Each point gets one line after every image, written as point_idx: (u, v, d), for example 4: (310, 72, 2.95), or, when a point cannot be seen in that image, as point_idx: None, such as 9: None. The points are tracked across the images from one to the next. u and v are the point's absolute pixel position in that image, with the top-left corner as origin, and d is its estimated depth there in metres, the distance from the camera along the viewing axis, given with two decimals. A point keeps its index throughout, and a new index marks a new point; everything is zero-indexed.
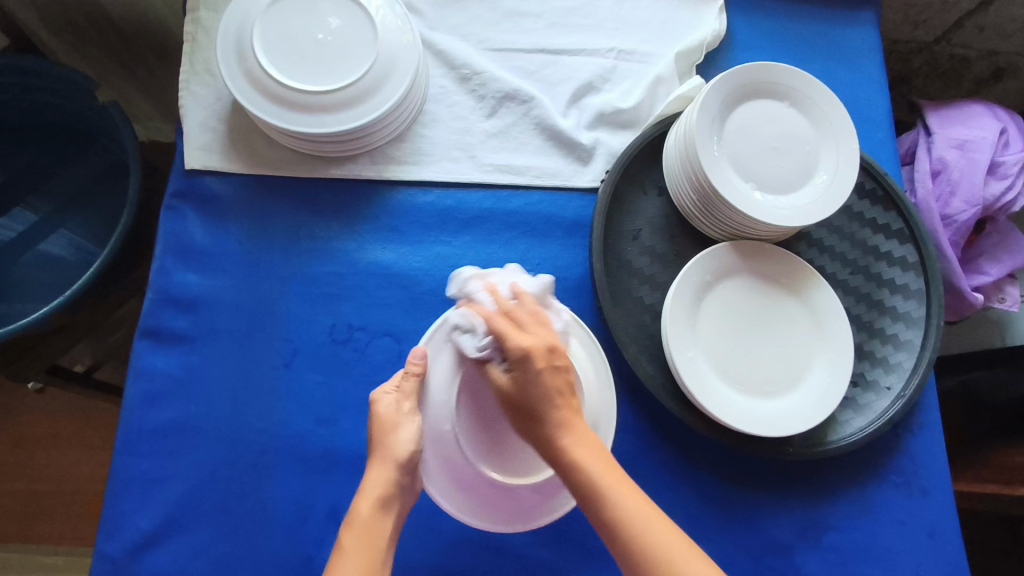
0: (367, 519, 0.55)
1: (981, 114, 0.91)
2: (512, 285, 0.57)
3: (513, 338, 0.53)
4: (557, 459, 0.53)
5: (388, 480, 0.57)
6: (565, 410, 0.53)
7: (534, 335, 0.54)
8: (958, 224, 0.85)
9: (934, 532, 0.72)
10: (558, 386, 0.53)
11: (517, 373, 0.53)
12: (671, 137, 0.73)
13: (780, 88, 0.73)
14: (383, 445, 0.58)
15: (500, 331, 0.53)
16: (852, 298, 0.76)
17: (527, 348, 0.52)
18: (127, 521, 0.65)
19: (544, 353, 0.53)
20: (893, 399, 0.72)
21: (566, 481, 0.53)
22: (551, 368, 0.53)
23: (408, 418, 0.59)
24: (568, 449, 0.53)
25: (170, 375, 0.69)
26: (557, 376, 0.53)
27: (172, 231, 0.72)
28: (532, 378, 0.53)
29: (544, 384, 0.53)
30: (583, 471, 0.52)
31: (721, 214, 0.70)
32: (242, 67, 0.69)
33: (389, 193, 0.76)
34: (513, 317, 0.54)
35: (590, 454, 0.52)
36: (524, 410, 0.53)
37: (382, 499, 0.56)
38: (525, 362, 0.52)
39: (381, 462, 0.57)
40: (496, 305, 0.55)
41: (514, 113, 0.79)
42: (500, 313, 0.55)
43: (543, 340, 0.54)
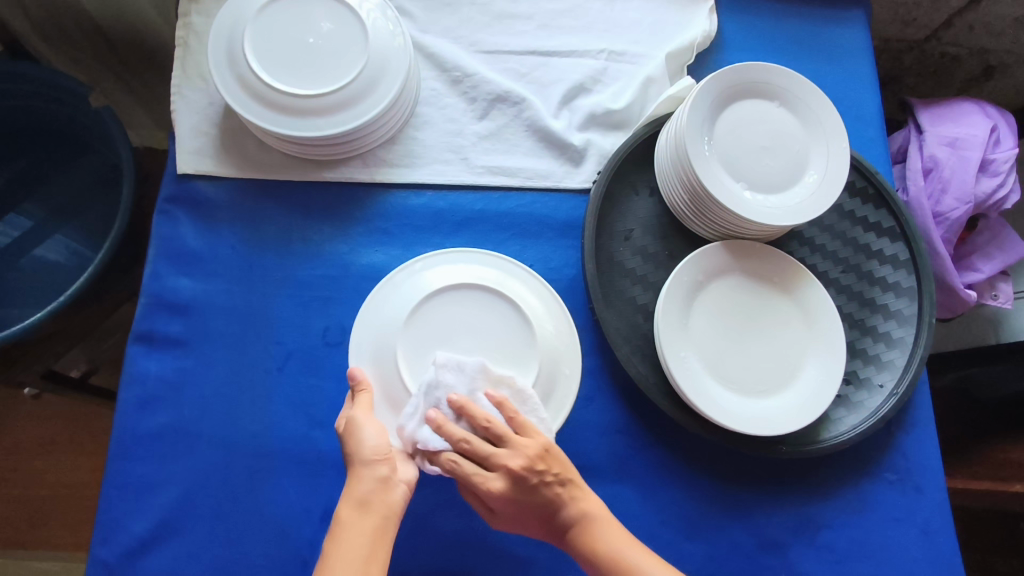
0: (346, 521, 0.53)
1: (971, 112, 0.91)
2: (450, 404, 0.56)
3: (483, 488, 0.55)
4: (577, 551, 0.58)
5: (362, 480, 0.55)
6: (566, 507, 0.58)
7: (501, 471, 0.56)
8: (950, 221, 0.86)
9: (928, 529, 0.72)
10: (549, 493, 0.57)
11: (504, 510, 0.57)
12: (663, 138, 0.74)
13: (771, 88, 0.73)
14: (349, 453, 0.57)
15: (468, 480, 0.56)
16: (844, 296, 0.76)
17: (499, 490, 0.55)
18: (121, 526, 0.65)
19: (518, 483, 0.56)
20: (886, 396, 0.73)
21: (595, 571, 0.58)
22: (535, 488, 0.56)
23: (367, 419, 0.58)
24: (585, 538, 0.58)
25: (163, 379, 0.69)
26: (542, 491, 0.57)
27: (165, 236, 0.73)
28: (518, 502, 0.56)
29: (533, 500, 0.57)
30: (611, 557, 0.57)
31: (712, 214, 0.70)
32: (234, 72, 0.69)
33: (382, 195, 0.76)
34: (474, 455, 0.56)
35: (610, 535, 0.58)
36: (532, 524, 0.59)
37: (363, 497, 0.54)
38: (510, 498, 0.56)
39: (353, 469, 0.56)
40: (453, 443, 0.55)
41: (505, 115, 0.80)
42: (460, 455, 0.56)
43: (510, 470, 0.55)
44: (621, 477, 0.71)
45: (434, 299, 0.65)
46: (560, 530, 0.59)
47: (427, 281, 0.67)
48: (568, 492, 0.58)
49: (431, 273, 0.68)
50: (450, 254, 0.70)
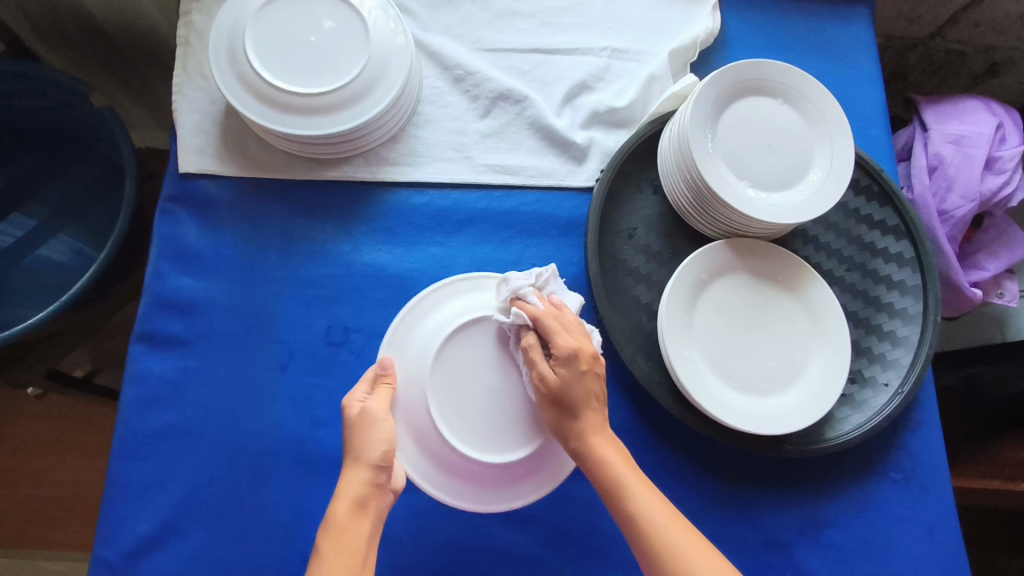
0: (342, 519, 0.53)
1: (976, 109, 0.91)
2: (552, 294, 0.64)
3: (561, 338, 0.59)
4: (589, 460, 0.59)
5: (363, 479, 0.55)
6: (599, 415, 0.60)
7: (579, 338, 0.60)
8: (955, 219, 0.85)
9: (934, 528, 0.71)
10: (595, 390, 0.60)
11: (562, 368, 0.58)
12: (666, 135, 0.73)
13: (775, 86, 0.73)
14: (354, 447, 0.56)
15: (550, 329, 0.59)
16: (849, 294, 0.76)
17: (575, 349, 0.59)
18: (123, 527, 0.64)
19: (589, 357, 0.59)
20: (891, 395, 0.72)
21: (598, 483, 0.59)
22: (592, 372, 0.60)
23: (380, 417, 0.57)
24: (601, 449, 0.59)
25: (165, 379, 0.69)
26: (596, 380, 0.60)
27: (167, 235, 0.72)
28: (577, 376, 0.58)
29: (585, 386, 0.59)
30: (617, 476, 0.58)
31: (715, 212, 0.70)
32: (235, 71, 0.69)
33: (383, 194, 0.76)
34: (561, 319, 0.61)
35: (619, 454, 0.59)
36: (564, 405, 0.59)
37: (360, 499, 0.54)
38: (573, 362, 0.58)
39: (353, 465, 0.55)
40: (545, 308, 0.61)
41: (508, 113, 0.79)
42: (550, 314, 0.61)
43: (589, 345, 0.60)
44: None
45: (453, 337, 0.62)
46: (586, 428, 0.59)
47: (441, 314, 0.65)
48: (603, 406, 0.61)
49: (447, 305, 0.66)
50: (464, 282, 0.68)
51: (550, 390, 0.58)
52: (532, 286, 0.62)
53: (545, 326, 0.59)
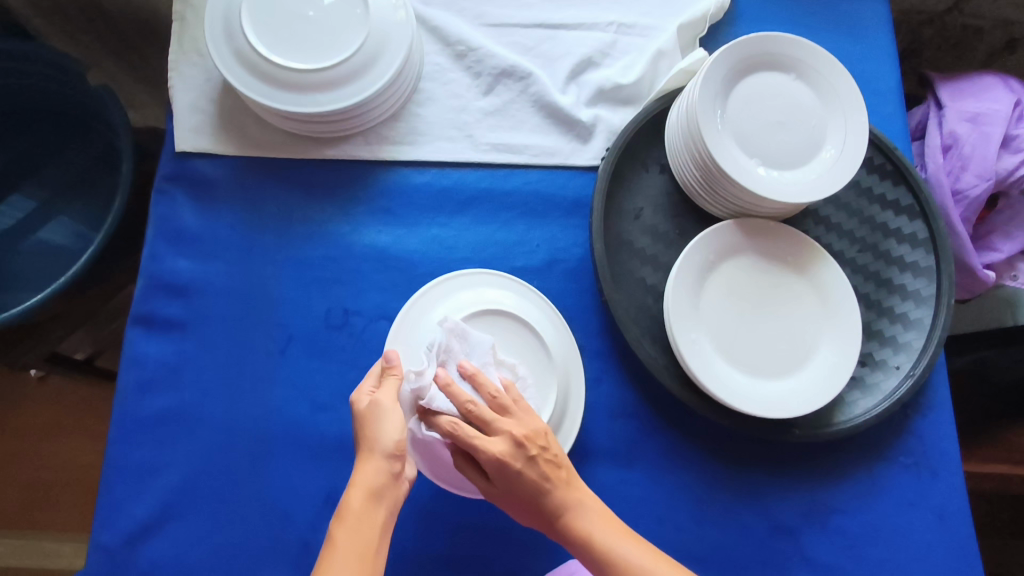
0: (359, 510, 0.51)
1: (993, 86, 0.88)
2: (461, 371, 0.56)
3: (482, 451, 0.54)
4: (564, 535, 0.56)
5: (379, 470, 0.53)
6: (557, 490, 0.56)
7: (502, 436, 0.54)
8: (969, 199, 0.83)
9: (944, 514, 0.70)
10: (542, 469, 0.55)
11: (497, 479, 0.55)
12: (674, 113, 0.71)
13: (787, 60, 0.70)
14: (368, 437, 0.54)
15: (470, 443, 0.54)
16: (860, 276, 0.74)
17: (499, 457, 0.53)
18: (123, 510, 0.64)
19: (517, 451, 0.54)
20: (902, 378, 0.71)
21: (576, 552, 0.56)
22: (530, 460, 0.55)
23: (391, 408, 0.55)
24: (569, 521, 0.56)
25: (163, 362, 0.68)
26: (537, 467, 0.55)
27: (163, 216, 0.71)
28: (514, 479, 0.54)
29: (525, 479, 0.55)
30: (591, 541, 0.55)
31: (723, 192, 0.68)
32: (231, 46, 0.67)
33: (384, 173, 0.74)
34: (477, 418, 0.54)
35: (590, 518, 0.56)
36: (520, 502, 0.56)
37: (377, 489, 0.52)
38: (502, 469, 0.54)
39: (369, 455, 0.54)
40: (459, 411, 0.55)
41: (511, 90, 0.77)
42: (463, 421, 0.54)
43: (512, 437, 0.54)
44: (630, 461, 0.69)
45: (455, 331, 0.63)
46: (553, 514, 0.56)
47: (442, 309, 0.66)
48: (561, 475, 0.57)
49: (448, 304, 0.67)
50: (463, 276, 0.69)
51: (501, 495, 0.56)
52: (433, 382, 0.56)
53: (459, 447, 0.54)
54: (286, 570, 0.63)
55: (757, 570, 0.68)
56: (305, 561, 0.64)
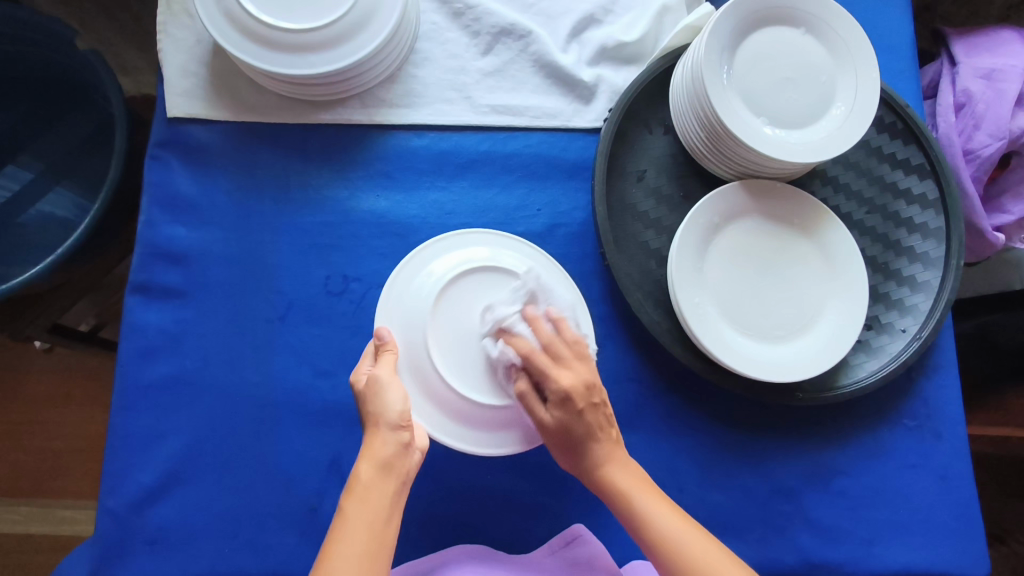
0: (368, 481, 0.51)
1: (1009, 41, 0.85)
2: (548, 308, 0.58)
3: (554, 380, 0.55)
4: (602, 485, 0.57)
5: (386, 441, 0.53)
6: (606, 444, 0.58)
7: (574, 373, 0.56)
8: (981, 159, 0.80)
9: (946, 475, 0.70)
10: (599, 418, 0.57)
11: (558, 411, 0.56)
12: (678, 71, 0.69)
13: (796, 14, 0.68)
14: (372, 413, 0.54)
15: (541, 369, 0.55)
16: (867, 239, 0.72)
17: (568, 391, 0.55)
18: (128, 477, 0.64)
19: (585, 392, 0.56)
20: (909, 341, 0.70)
21: (608, 501, 0.57)
22: (592, 406, 0.56)
23: (390, 380, 0.55)
24: (610, 474, 0.57)
25: (164, 330, 0.67)
26: (597, 412, 0.57)
27: (157, 183, 0.70)
28: (575, 417, 0.56)
29: (586, 424, 0.56)
30: (626, 496, 0.56)
31: (729, 152, 0.66)
32: (220, 5, 0.65)
33: (382, 137, 0.72)
34: (555, 351, 0.56)
35: (627, 476, 0.57)
36: (568, 443, 0.57)
37: (386, 459, 0.52)
38: (569, 403, 0.55)
39: (374, 429, 0.54)
40: (542, 339, 0.56)
41: (510, 50, 0.75)
42: (542, 349, 0.56)
43: (583, 378, 0.56)
44: (632, 425, 0.69)
45: (451, 288, 0.61)
46: (595, 464, 0.57)
47: (432, 273, 0.63)
48: (610, 430, 0.58)
49: (441, 262, 0.64)
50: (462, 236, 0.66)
51: (550, 434, 0.57)
52: (519, 313, 0.57)
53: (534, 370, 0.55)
54: (292, 534, 0.64)
55: (760, 532, 0.68)
56: (310, 525, 0.64)
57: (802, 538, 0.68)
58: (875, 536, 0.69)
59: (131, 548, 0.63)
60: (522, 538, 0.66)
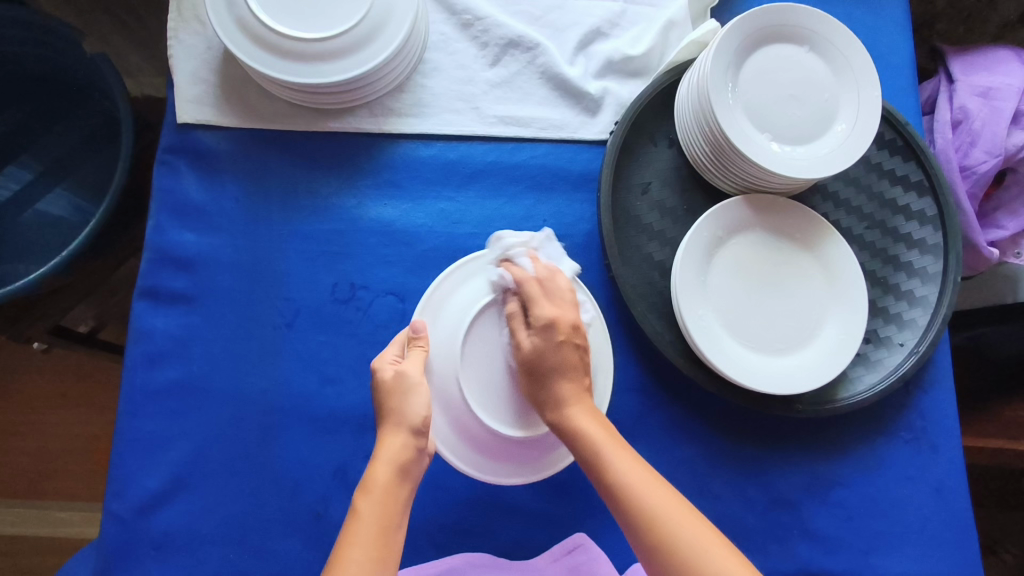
0: (383, 484, 0.51)
1: (1006, 60, 0.86)
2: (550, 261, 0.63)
3: (539, 307, 0.58)
4: (565, 430, 0.57)
5: (405, 446, 0.54)
6: (574, 385, 0.58)
7: (558, 309, 0.59)
8: (977, 175, 0.82)
9: (942, 487, 0.71)
10: (573, 357, 0.59)
11: (538, 338, 0.58)
12: (684, 85, 0.70)
13: (801, 32, 0.69)
14: (393, 411, 0.55)
15: (532, 295, 0.59)
16: (867, 254, 0.74)
17: (553, 318, 0.58)
18: (133, 482, 0.64)
19: (570, 328, 0.59)
20: (906, 355, 0.71)
21: (570, 448, 0.57)
22: (573, 343, 0.59)
23: (417, 381, 0.56)
24: (575, 417, 0.57)
25: (171, 336, 0.68)
26: (577, 353, 0.59)
27: (166, 188, 0.70)
28: (554, 346, 0.58)
29: (561, 357, 0.58)
30: (589, 441, 0.56)
31: (734, 167, 0.67)
32: (232, 14, 0.65)
33: (390, 146, 0.73)
34: (546, 285, 0.60)
35: (593, 423, 0.57)
36: (539, 373, 0.58)
37: (401, 464, 0.53)
38: (550, 330, 0.58)
39: (394, 429, 0.54)
40: (536, 270, 0.61)
41: (518, 62, 0.76)
42: (536, 279, 0.60)
43: (569, 316, 0.59)
44: (635, 435, 0.70)
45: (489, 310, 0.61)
46: (560, 399, 0.58)
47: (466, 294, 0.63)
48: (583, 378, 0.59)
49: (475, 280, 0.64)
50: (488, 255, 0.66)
51: (526, 360, 0.58)
52: (524, 248, 0.63)
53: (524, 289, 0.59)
54: (297, 540, 0.64)
55: (758, 542, 0.69)
56: (314, 532, 0.65)
57: (800, 548, 0.69)
58: (871, 547, 0.70)
59: (136, 553, 0.63)
60: (526, 546, 0.67)
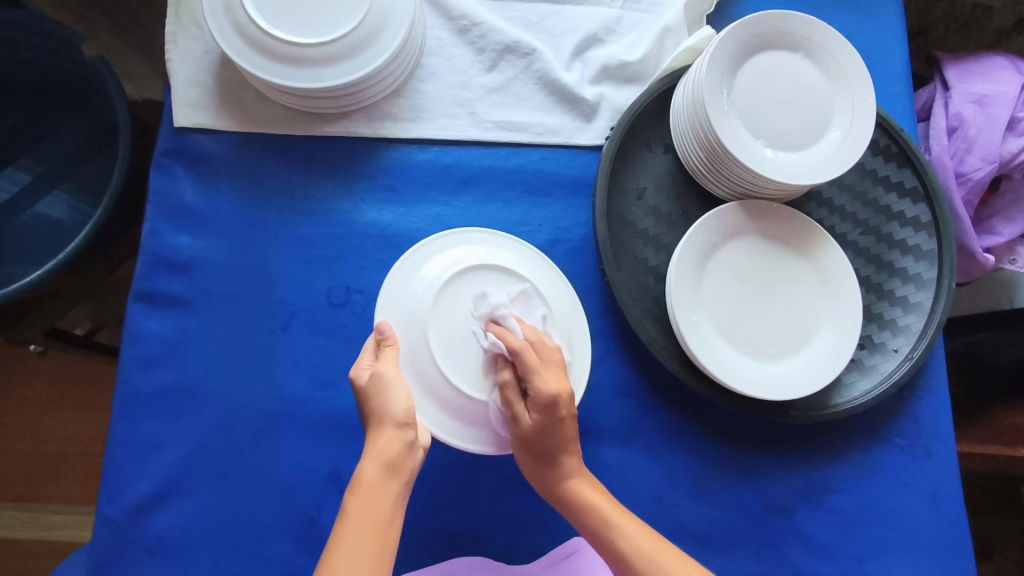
0: (372, 482, 0.51)
1: (1001, 68, 0.87)
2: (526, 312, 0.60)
3: (538, 380, 0.56)
4: (570, 501, 0.59)
5: (393, 441, 0.53)
6: (575, 459, 0.60)
7: (557, 378, 0.57)
8: (972, 182, 0.82)
9: (937, 494, 0.71)
10: (572, 429, 0.59)
11: (539, 415, 0.57)
12: (679, 92, 0.70)
13: (795, 40, 0.69)
14: (377, 410, 0.54)
15: (530, 369, 0.56)
16: (862, 259, 0.74)
17: (556, 394, 0.56)
18: (127, 485, 0.64)
19: (567, 400, 0.57)
20: (901, 361, 0.71)
21: (574, 520, 0.60)
22: (569, 414, 0.58)
23: (393, 379, 0.55)
24: (578, 490, 0.60)
25: (166, 339, 0.68)
26: (571, 426, 0.59)
27: (162, 191, 0.70)
28: (555, 422, 0.57)
29: (563, 432, 0.58)
30: (592, 511, 0.58)
31: (729, 173, 0.67)
32: (230, 18, 0.65)
33: (386, 150, 0.73)
34: (541, 352, 0.57)
35: (596, 496, 0.60)
36: (541, 447, 0.58)
37: (390, 460, 0.52)
38: (552, 409, 0.56)
39: (379, 427, 0.54)
40: (527, 338, 0.58)
41: (515, 67, 0.76)
42: (529, 346, 0.57)
43: (565, 385, 0.57)
44: (629, 440, 0.70)
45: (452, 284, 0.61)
46: (565, 473, 0.60)
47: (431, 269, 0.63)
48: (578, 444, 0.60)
49: (441, 257, 0.64)
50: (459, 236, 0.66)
51: (525, 435, 0.57)
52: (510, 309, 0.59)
53: (524, 363, 0.56)
54: (290, 544, 0.64)
55: (752, 547, 0.69)
56: (308, 536, 0.65)
57: (794, 554, 0.69)
58: (865, 554, 0.70)
59: (129, 556, 0.63)
60: (520, 551, 0.67)
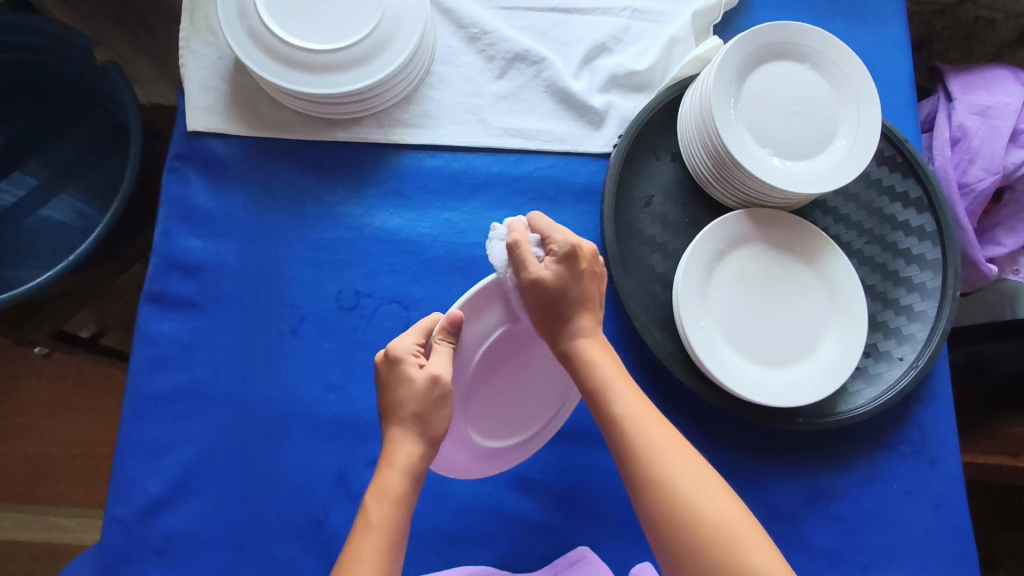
0: (395, 493, 0.51)
1: (1004, 80, 0.88)
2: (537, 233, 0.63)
3: (558, 234, 0.59)
4: (583, 364, 0.58)
5: (420, 455, 0.52)
6: (589, 314, 0.60)
7: (577, 239, 0.61)
8: (975, 192, 0.83)
9: (942, 502, 0.71)
10: (589, 285, 0.60)
11: (561, 268, 0.58)
12: (687, 101, 0.71)
13: (802, 50, 0.70)
14: (417, 417, 0.52)
15: (549, 231, 0.60)
16: (866, 268, 0.74)
17: (576, 244, 0.59)
18: (136, 486, 0.65)
19: (590, 254, 0.61)
20: (906, 369, 0.72)
21: (582, 384, 0.58)
22: (589, 272, 0.60)
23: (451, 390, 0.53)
24: (585, 346, 0.59)
25: (177, 340, 0.68)
26: (593, 278, 0.61)
27: (175, 195, 0.71)
28: (575, 274, 0.58)
29: (582, 284, 0.59)
30: (597, 370, 0.58)
31: (736, 181, 0.68)
32: (244, 25, 0.66)
33: (396, 156, 0.74)
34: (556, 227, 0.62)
35: (603, 353, 0.59)
36: (558, 310, 0.58)
37: (414, 470, 0.52)
38: (572, 258, 0.58)
39: (409, 436, 0.52)
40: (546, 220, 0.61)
41: (524, 75, 0.77)
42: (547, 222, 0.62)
43: (585, 243, 0.61)
44: None
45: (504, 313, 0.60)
46: (576, 329, 0.59)
47: None
48: (597, 304, 0.61)
49: None
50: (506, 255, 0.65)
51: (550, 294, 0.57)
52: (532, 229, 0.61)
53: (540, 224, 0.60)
54: (297, 547, 0.64)
55: None
56: (315, 540, 0.65)
57: (799, 561, 0.70)
58: (870, 561, 0.70)
59: (136, 558, 0.63)
60: (526, 556, 0.67)
